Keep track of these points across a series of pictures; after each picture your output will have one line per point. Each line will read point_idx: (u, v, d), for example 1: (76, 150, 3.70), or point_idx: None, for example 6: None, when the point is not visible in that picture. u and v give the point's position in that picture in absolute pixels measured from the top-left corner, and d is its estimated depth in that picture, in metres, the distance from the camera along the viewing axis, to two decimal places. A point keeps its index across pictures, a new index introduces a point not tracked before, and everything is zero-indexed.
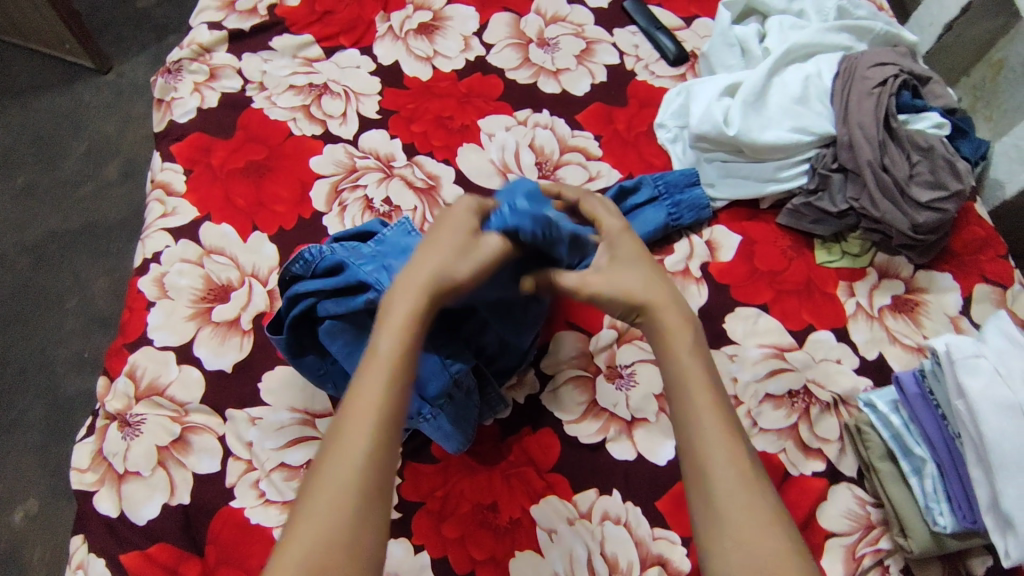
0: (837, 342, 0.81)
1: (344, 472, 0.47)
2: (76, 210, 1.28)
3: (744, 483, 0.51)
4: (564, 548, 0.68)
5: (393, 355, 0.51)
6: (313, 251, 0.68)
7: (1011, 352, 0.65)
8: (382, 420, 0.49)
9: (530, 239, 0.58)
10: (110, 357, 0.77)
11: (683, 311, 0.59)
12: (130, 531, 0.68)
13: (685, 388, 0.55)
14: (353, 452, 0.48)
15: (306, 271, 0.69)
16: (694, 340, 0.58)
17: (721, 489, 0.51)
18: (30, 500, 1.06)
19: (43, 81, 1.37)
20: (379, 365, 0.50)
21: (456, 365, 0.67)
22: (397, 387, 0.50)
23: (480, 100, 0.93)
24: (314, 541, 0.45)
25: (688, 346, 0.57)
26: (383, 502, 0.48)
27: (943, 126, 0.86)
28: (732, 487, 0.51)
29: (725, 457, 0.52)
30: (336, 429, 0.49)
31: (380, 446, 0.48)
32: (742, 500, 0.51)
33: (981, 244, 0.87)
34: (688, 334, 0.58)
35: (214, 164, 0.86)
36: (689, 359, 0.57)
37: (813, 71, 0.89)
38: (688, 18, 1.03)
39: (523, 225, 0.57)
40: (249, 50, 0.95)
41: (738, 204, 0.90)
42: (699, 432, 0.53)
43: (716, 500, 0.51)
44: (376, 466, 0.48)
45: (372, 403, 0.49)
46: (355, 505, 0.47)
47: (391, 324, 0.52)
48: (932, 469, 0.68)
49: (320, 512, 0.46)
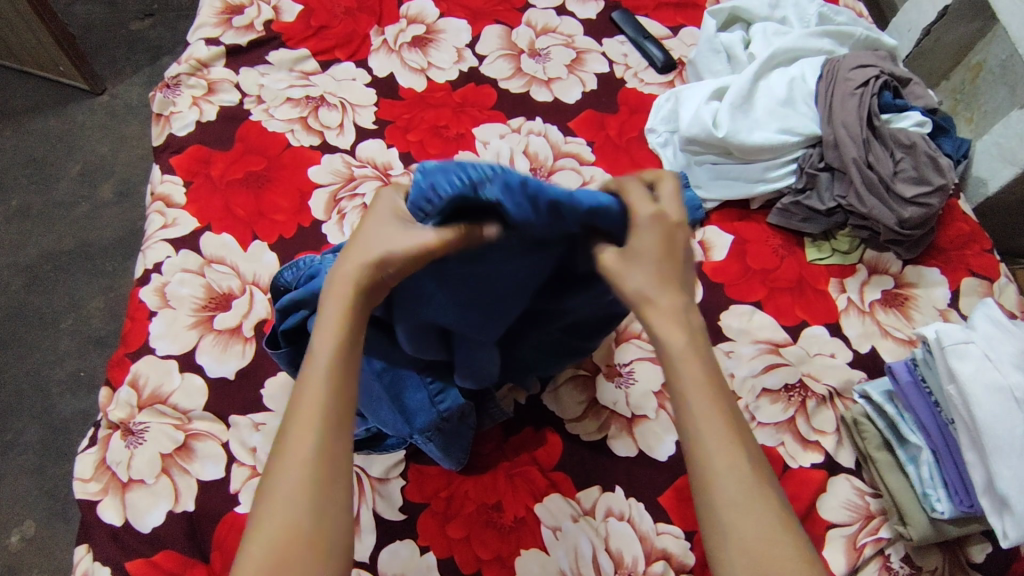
0: (831, 337, 0.82)
1: (293, 472, 0.45)
2: (71, 231, 1.28)
3: (752, 496, 0.46)
4: (570, 545, 0.68)
5: (331, 360, 0.48)
6: (307, 260, 0.67)
7: (999, 337, 0.67)
8: (326, 417, 0.47)
9: (449, 190, 0.47)
10: (112, 367, 0.77)
11: (674, 301, 0.50)
12: (135, 540, 0.67)
13: (682, 396, 0.48)
14: (298, 456, 0.46)
15: (294, 279, 0.67)
16: (687, 341, 0.49)
17: (726, 505, 0.46)
18: (26, 523, 1.05)
19: (37, 103, 1.38)
20: (317, 371, 0.48)
21: (445, 401, 0.66)
22: (339, 387, 0.48)
23: (474, 109, 0.95)
24: (275, 541, 0.44)
25: (681, 346, 0.49)
26: (337, 507, 0.46)
27: (923, 124, 0.88)
28: (739, 501, 0.46)
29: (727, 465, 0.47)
30: (280, 438, 0.47)
31: (326, 446, 0.46)
32: (749, 513, 0.46)
33: (966, 239, 0.89)
34: (678, 333, 0.49)
35: (213, 175, 0.88)
36: (683, 363, 0.49)
37: (797, 74, 0.92)
38: (675, 27, 1.06)
39: (436, 180, 0.47)
40: (247, 64, 0.97)
41: (729, 205, 0.92)
42: (702, 444, 0.47)
43: (725, 521, 0.46)
44: (327, 471, 0.46)
45: (316, 405, 0.47)
46: (309, 502, 0.45)
47: (325, 323, 0.49)
48: (927, 456, 0.70)
49: (273, 518, 0.44)
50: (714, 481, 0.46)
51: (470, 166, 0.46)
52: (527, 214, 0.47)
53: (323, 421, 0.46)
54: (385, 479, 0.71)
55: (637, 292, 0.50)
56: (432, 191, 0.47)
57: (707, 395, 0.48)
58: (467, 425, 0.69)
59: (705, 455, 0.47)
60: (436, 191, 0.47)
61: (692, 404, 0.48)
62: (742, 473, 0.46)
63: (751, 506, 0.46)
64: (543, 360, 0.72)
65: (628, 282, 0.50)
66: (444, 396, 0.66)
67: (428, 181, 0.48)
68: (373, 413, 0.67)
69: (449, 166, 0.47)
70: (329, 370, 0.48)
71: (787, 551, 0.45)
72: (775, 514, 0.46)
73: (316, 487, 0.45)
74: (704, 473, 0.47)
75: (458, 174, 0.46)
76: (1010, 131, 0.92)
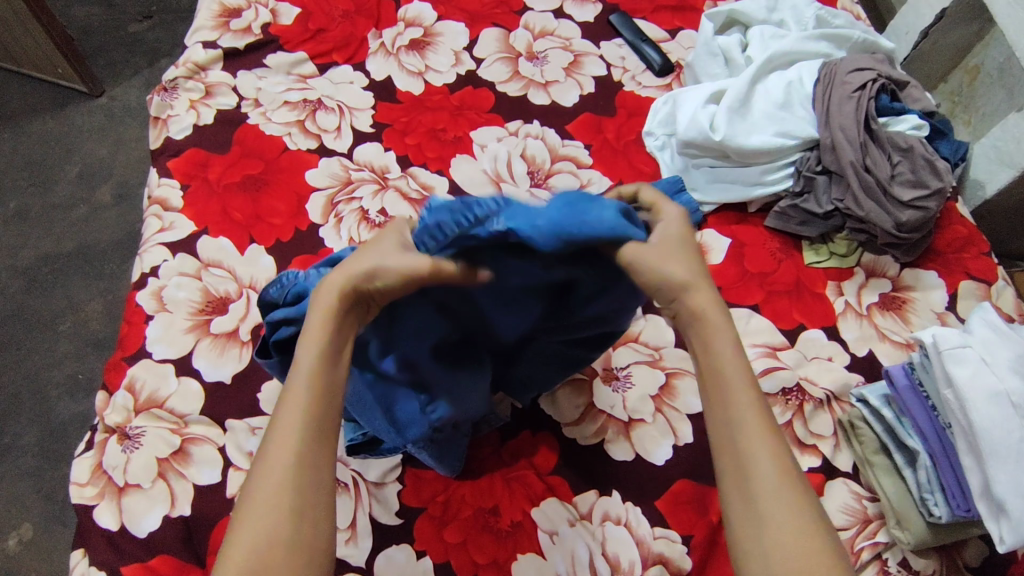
0: (828, 340, 0.82)
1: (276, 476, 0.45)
2: (69, 234, 1.28)
3: (787, 489, 0.46)
4: (567, 550, 0.68)
5: (312, 367, 0.48)
6: (290, 276, 0.66)
7: (996, 341, 0.67)
8: (309, 420, 0.47)
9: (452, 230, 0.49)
10: (108, 371, 0.76)
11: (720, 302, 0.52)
12: (132, 544, 0.67)
13: (723, 386, 0.50)
14: (280, 460, 0.46)
15: (281, 296, 0.65)
16: (734, 337, 0.51)
17: (760, 493, 0.47)
18: (24, 526, 1.05)
19: (34, 106, 1.38)
20: (300, 377, 0.48)
21: (436, 413, 0.62)
22: (323, 395, 0.48)
23: (472, 112, 0.95)
24: (256, 543, 0.43)
25: (730, 341, 0.51)
26: (320, 512, 0.46)
27: (921, 127, 0.89)
28: (773, 493, 0.46)
29: (766, 456, 0.48)
30: (264, 443, 0.47)
31: (306, 453, 0.46)
32: (783, 506, 0.46)
33: (964, 242, 0.89)
34: (727, 329, 0.51)
35: (211, 178, 0.87)
36: (730, 357, 0.51)
37: (795, 77, 0.92)
38: (672, 30, 1.06)
39: (442, 220, 0.49)
40: (245, 67, 0.97)
41: (726, 208, 0.92)
42: (742, 434, 0.48)
43: (757, 507, 0.46)
44: (309, 478, 0.46)
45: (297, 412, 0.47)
46: (292, 506, 0.45)
47: (309, 331, 0.49)
48: (925, 460, 0.69)
49: (256, 519, 0.44)
50: (750, 470, 0.47)
51: (474, 204, 0.49)
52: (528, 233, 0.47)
53: (306, 426, 0.47)
54: (382, 483, 0.71)
55: (682, 279, 0.50)
56: (442, 230, 0.50)
57: (749, 387, 0.50)
58: (462, 433, 0.68)
59: (743, 442, 0.48)
60: (441, 230, 0.50)
61: (733, 395, 0.50)
62: (780, 467, 0.47)
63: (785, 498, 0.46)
64: (544, 370, 0.70)
65: (670, 267, 0.50)
66: (433, 407, 0.62)
67: (436, 219, 0.50)
68: (367, 421, 0.65)
69: (455, 207, 0.49)
70: (312, 379, 0.48)
71: (814, 545, 0.45)
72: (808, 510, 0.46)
73: (299, 492, 0.45)
74: (741, 461, 0.48)
75: (464, 214, 0.49)
76: (1008, 134, 0.91)
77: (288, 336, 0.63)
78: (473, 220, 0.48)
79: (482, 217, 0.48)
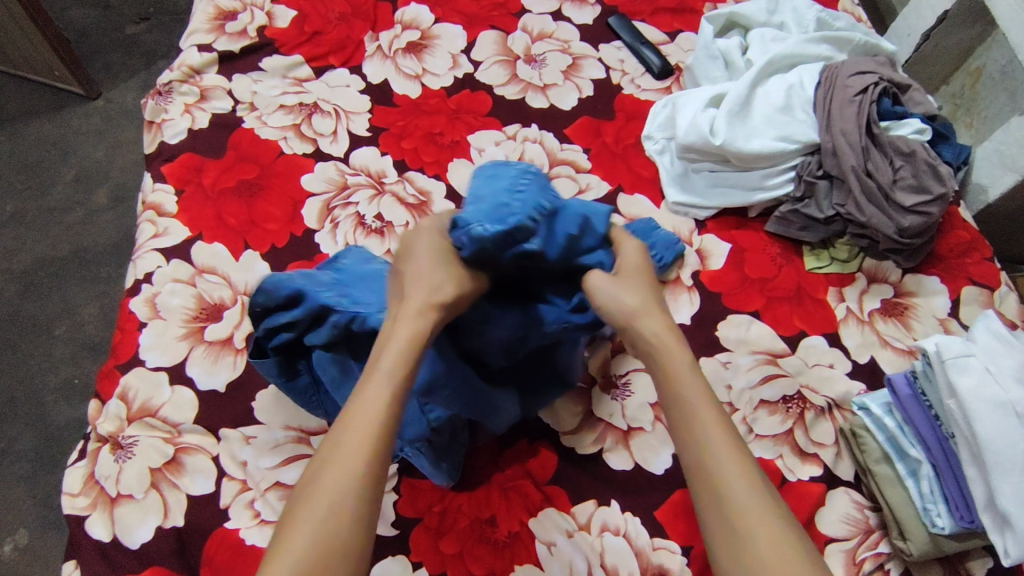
0: (829, 347, 0.81)
1: (338, 478, 0.45)
2: (65, 237, 1.27)
3: (753, 498, 0.47)
4: (565, 561, 0.67)
5: (393, 369, 0.49)
6: (271, 279, 0.62)
7: (1000, 351, 0.66)
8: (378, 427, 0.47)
9: (495, 249, 0.54)
10: (102, 379, 0.75)
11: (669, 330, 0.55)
12: (124, 556, 0.66)
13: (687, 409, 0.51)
14: (346, 463, 0.46)
15: (268, 300, 0.63)
16: (689, 357, 0.54)
17: (732, 497, 0.47)
18: (19, 532, 1.04)
19: (32, 107, 1.37)
20: (373, 391, 0.48)
21: (434, 412, 0.66)
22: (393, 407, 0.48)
23: (469, 116, 0.94)
24: (314, 541, 0.43)
25: (685, 364, 0.53)
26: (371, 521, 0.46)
27: (924, 131, 0.87)
28: (743, 503, 0.47)
29: (734, 467, 0.48)
30: (327, 448, 0.47)
31: (372, 461, 0.46)
32: (750, 502, 0.47)
33: (966, 247, 0.88)
34: (680, 353, 0.54)
35: (205, 183, 0.87)
36: (686, 378, 0.52)
37: (795, 80, 0.91)
38: (672, 33, 1.05)
39: (482, 238, 0.53)
40: (239, 71, 0.96)
41: (726, 213, 0.91)
42: (708, 450, 0.49)
43: (733, 516, 0.47)
44: (369, 479, 0.46)
45: (364, 421, 0.47)
46: (349, 510, 0.45)
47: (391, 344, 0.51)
48: (928, 470, 0.69)
49: (318, 519, 0.44)
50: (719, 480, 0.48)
51: (517, 229, 0.53)
52: (552, 257, 0.57)
53: (373, 433, 0.47)
54: None
55: (634, 305, 0.56)
56: (485, 251, 0.54)
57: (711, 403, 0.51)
58: (460, 440, 0.70)
59: (712, 457, 0.49)
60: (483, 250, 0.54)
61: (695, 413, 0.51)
62: (746, 475, 0.48)
63: (756, 504, 0.47)
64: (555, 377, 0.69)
65: (626, 297, 0.56)
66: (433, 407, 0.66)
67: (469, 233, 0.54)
68: None
69: (498, 228, 0.53)
70: (391, 387, 0.49)
71: (791, 549, 0.45)
72: (778, 510, 0.47)
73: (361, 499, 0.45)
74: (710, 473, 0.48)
75: (506, 233, 0.53)
76: (1010, 138, 0.91)
77: (288, 339, 0.65)
78: (510, 240, 0.53)
79: (513, 233, 0.53)
